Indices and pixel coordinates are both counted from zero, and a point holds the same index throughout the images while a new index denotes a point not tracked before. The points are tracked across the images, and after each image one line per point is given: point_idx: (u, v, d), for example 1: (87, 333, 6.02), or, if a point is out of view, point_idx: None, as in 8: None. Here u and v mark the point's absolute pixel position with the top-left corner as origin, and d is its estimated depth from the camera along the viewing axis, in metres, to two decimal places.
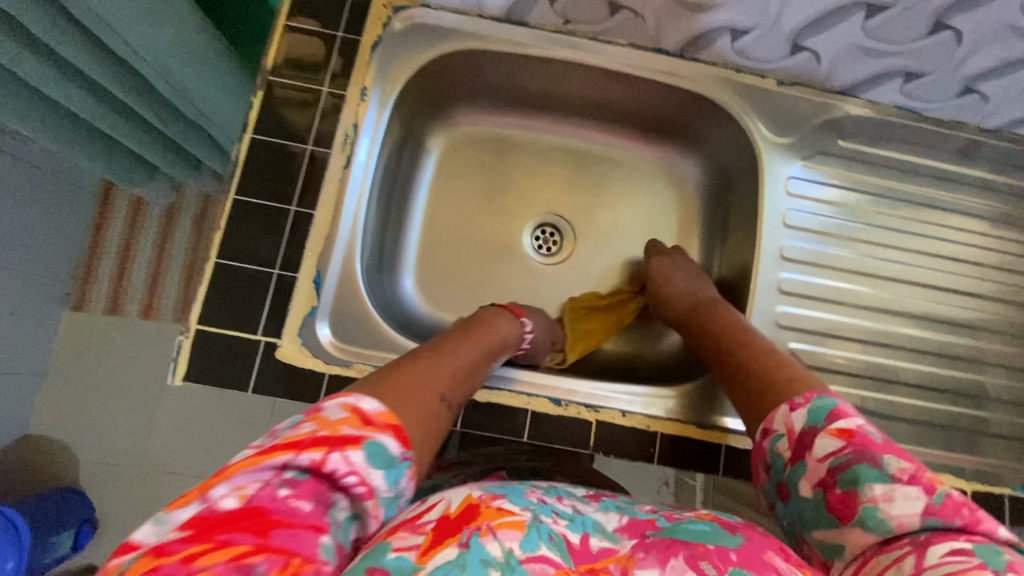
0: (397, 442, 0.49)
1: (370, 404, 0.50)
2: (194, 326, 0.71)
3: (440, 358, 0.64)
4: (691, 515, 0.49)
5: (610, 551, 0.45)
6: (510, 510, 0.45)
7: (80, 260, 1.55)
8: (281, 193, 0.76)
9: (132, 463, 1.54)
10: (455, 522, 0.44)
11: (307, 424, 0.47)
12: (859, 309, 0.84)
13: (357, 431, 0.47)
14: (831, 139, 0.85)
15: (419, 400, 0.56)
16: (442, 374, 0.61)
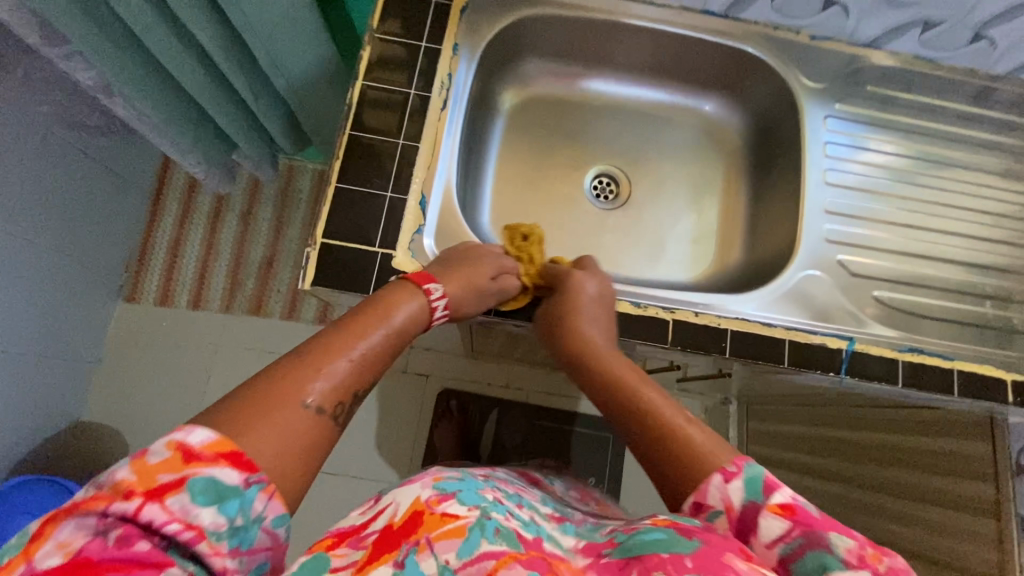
0: (236, 471, 0.47)
1: (197, 436, 0.47)
2: (320, 238, 0.73)
3: (319, 357, 0.57)
4: (649, 525, 0.55)
5: (561, 559, 0.52)
6: (455, 514, 0.52)
7: (134, 252, 1.65)
8: (389, 127, 0.79)
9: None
10: (397, 535, 0.51)
11: (125, 471, 0.45)
12: (898, 227, 0.87)
13: (176, 476, 0.45)
14: (859, 86, 0.90)
15: (271, 420, 0.51)
16: (318, 375, 0.56)
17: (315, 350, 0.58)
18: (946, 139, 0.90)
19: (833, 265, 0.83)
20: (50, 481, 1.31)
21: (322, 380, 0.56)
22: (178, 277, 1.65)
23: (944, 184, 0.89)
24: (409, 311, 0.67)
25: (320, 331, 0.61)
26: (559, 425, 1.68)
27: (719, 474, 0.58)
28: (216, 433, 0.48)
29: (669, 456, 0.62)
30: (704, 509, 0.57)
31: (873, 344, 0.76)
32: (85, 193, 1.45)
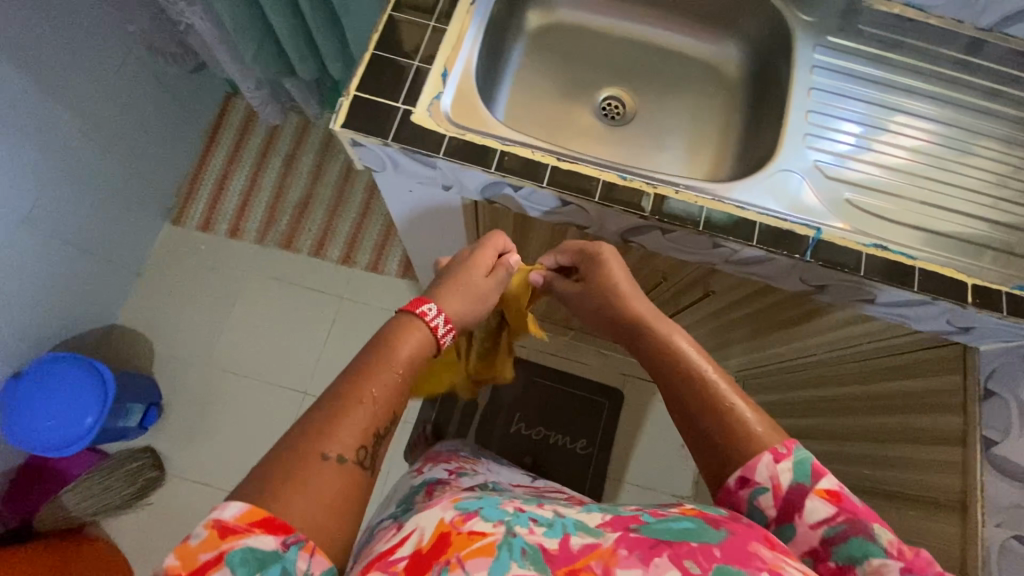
0: (272, 537, 0.47)
1: (230, 510, 0.48)
2: (354, 90, 0.74)
3: (337, 414, 0.57)
4: (676, 512, 0.54)
5: (592, 548, 0.49)
6: (481, 533, 0.50)
7: (186, 180, 1.81)
8: (422, 7, 0.79)
9: (201, 362, 1.69)
10: (427, 558, 0.49)
11: (173, 555, 0.47)
12: (891, 147, 0.82)
13: (215, 552, 0.46)
14: (851, 25, 0.88)
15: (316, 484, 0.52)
16: (333, 435, 0.55)
17: (338, 397, 0.59)
18: (936, 71, 0.88)
19: (823, 187, 0.79)
20: (80, 363, 1.42)
21: (354, 431, 0.56)
22: (222, 207, 1.80)
23: (942, 114, 0.85)
24: (419, 334, 0.69)
25: (340, 374, 0.61)
26: (557, 386, 1.72)
27: (769, 454, 0.58)
28: (248, 504, 0.48)
29: (698, 412, 0.64)
30: (751, 485, 0.58)
31: (843, 237, 0.74)
32: (146, 118, 1.59)
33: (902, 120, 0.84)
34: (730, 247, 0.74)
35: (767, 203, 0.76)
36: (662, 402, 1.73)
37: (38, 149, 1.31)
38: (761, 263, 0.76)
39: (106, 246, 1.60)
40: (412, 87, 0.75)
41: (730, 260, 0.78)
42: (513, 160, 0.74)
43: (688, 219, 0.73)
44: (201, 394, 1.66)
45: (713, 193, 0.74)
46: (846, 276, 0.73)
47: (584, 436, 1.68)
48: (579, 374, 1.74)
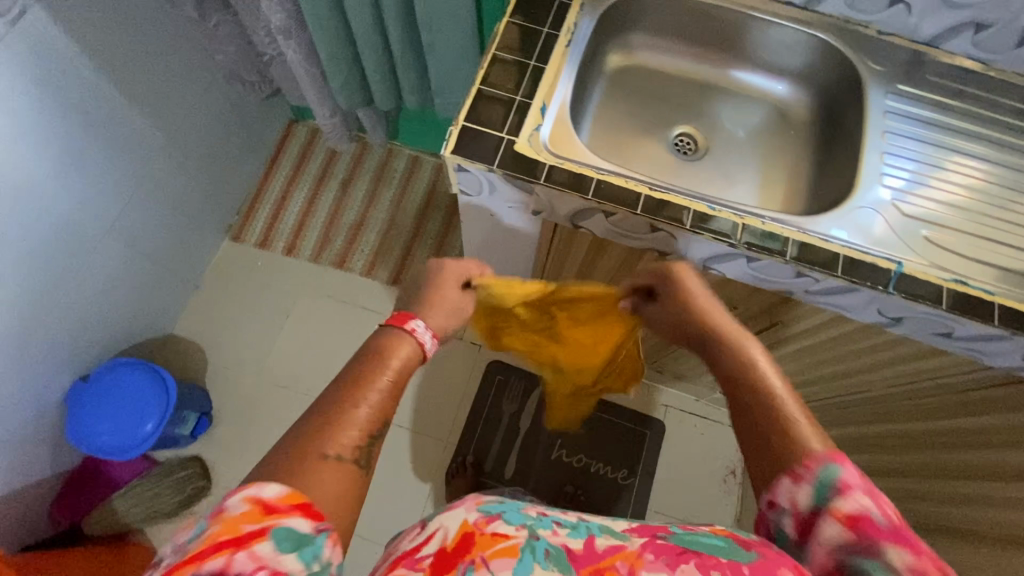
0: (307, 521, 0.53)
1: (271, 490, 0.53)
2: (463, 120, 0.81)
3: (338, 416, 0.63)
4: (706, 530, 0.58)
5: (618, 550, 0.56)
6: (505, 535, 0.57)
7: (248, 199, 1.89)
8: (524, 49, 0.87)
9: (251, 375, 1.72)
10: (452, 556, 0.56)
11: (214, 526, 0.51)
12: (961, 187, 0.87)
13: (259, 525, 0.51)
14: (917, 75, 0.93)
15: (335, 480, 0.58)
16: (334, 431, 0.61)
17: (338, 401, 0.65)
18: (1000, 115, 0.92)
19: (901, 222, 0.83)
20: (145, 368, 1.47)
21: (352, 432, 0.62)
22: (279, 225, 1.88)
23: (1006, 157, 0.90)
24: (409, 347, 0.75)
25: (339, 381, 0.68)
26: (600, 413, 1.73)
27: (788, 477, 0.59)
28: (289, 486, 0.54)
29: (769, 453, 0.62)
30: (851, 490, 0.55)
31: (922, 271, 0.78)
32: (218, 139, 1.69)
33: (968, 162, 0.89)
34: (813, 277, 0.78)
35: (848, 235, 0.80)
36: (702, 435, 1.73)
37: (124, 161, 1.40)
38: (840, 294, 0.80)
39: (171, 257, 1.67)
40: (515, 119, 0.82)
41: (812, 290, 0.82)
42: (608, 188, 0.80)
43: (775, 249, 0.77)
44: (249, 406, 1.69)
45: (797, 225, 0.79)
46: (927, 308, 0.76)
47: (626, 466, 1.68)
48: (621, 403, 1.75)
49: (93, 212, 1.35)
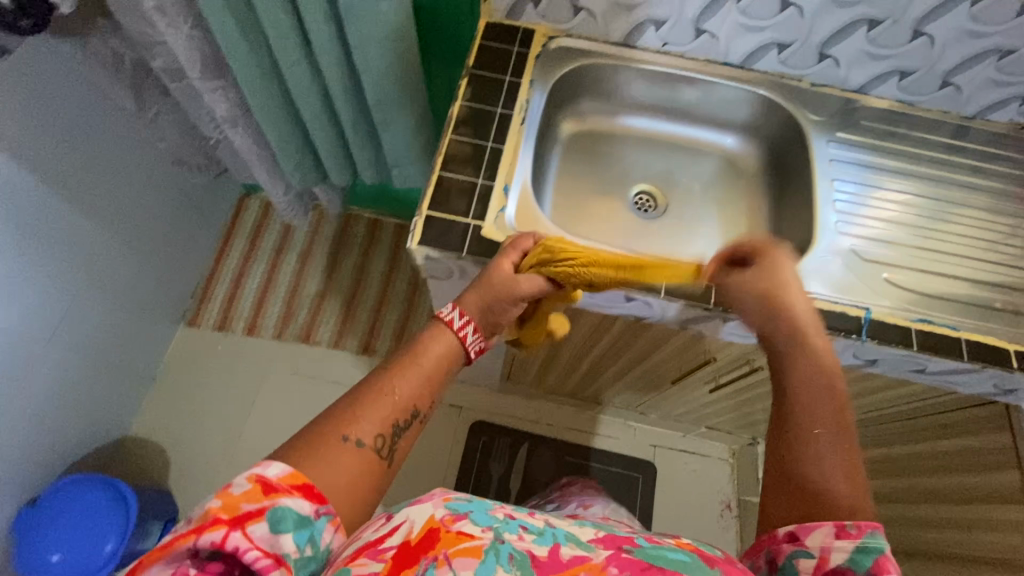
0: (309, 502, 0.53)
1: (273, 469, 0.53)
2: (426, 209, 0.80)
3: (362, 398, 0.62)
4: (671, 544, 0.55)
5: (581, 560, 0.50)
6: (471, 535, 0.51)
7: (202, 281, 1.81)
8: (479, 131, 0.87)
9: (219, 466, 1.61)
10: (416, 550, 0.50)
11: (212, 503, 0.51)
12: (910, 229, 0.90)
13: (259, 505, 0.50)
14: (854, 121, 0.98)
15: (345, 455, 0.57)
16: (358, 418, 0.60)
17: (368, 390, 0.63)
18: (931, 154, 0.98)
19: (863, 268, 0.85)
20: (100, 480, 1.36)
21: (370, 420, 0.61)
22: (238, 305, 1.80)
23: (944, 194, 0.94)
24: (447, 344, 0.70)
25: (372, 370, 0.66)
26: (590, 464, 1.70)
27: (832, 526, 0.54)
28: (292, 467, 0.54)
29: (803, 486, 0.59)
30: (799, 544, 0.55)
31: (889, 314, 0.79)
32: (167, 224, 1.62)
33: (912, 204, 0.93)
34: None
35: (817, 289, 0.82)
36: (693, 472, 1.72)
37: (65, 263, 1.31)
38: None
39: (121, 353, 1.57)
40: (480, 202, 0.81)
41: None
42: None
43: None
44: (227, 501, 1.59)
45: None
46: (900, 351, 0.77)
47: None
48: (609, 449, 1.73)
49: (33, 322, 1.26)
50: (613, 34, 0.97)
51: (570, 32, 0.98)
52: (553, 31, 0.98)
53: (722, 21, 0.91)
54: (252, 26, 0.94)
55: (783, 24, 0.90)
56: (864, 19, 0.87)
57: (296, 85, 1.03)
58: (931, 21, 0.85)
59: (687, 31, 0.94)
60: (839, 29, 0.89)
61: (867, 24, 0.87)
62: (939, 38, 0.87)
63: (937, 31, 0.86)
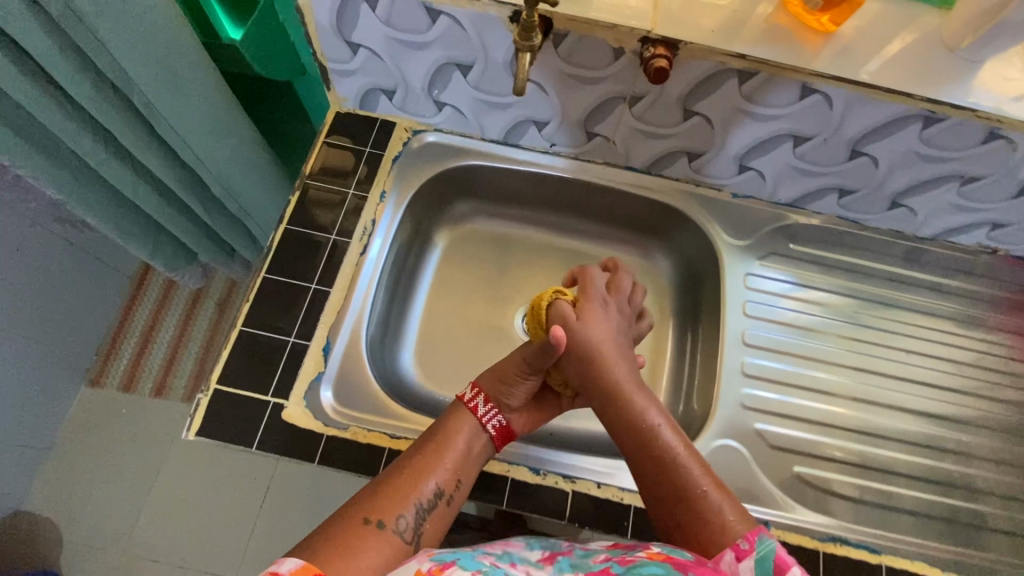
0: None
1: (286, 564, 0.43)
2: (214, 383, 0.64)
3: (387, 487, 0.53)
4: (643, 556, 0.47)
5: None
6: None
7: (107, 337, 1.66)
8: (303, 269, 0.71)
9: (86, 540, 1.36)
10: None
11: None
12: (838, 397, 0.75)
13: None
14: (783, 242, 0.81)
15: (359, 548, 0.47)
16: (386, 503, 0.52)
17: (398, 467, 0.55)
18: (876, 287, 0.81)
19: (765, 452, 0.70)
20: None
21: (408, 508, 0.52)
22: (147, 363, 1.64)
23: (888, 343, 0.78)
24: (470, 429, 0.60)
25: (397, 458, 0.57)
26: None
27: (731, 551, 0.50)
28: (307, 560, 0.44)
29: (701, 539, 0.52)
30: None
31: (792, 531, 0.63)
32: (54, 281, 1.45)
33: (847, 359, 0.77)
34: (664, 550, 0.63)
35: None
36: None
37: None
38: None
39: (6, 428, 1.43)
40: (287, 370, 0.65)
41: None
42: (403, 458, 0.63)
43: (614, 525, 0.62)
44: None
45: None
46: None
47: None
48: None
49: None
50: (490, 131, 0.79)
51: (438, 127, 0.81)
52: (417, 125, 0.81)
53: (617, 125, 0.73)
54: (30, 124, 0.74)
55: (691, 133, 0.72)
56: (789, 134, 0.68)
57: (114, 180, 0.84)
58: (872, 141, 0.66)
59: (576, 133, 0.76)
60: (758, 142, 0.70)
61: (793, 139, 0.69)
62: (885, 159, 0.68)
63: (882, 152, 0.67)
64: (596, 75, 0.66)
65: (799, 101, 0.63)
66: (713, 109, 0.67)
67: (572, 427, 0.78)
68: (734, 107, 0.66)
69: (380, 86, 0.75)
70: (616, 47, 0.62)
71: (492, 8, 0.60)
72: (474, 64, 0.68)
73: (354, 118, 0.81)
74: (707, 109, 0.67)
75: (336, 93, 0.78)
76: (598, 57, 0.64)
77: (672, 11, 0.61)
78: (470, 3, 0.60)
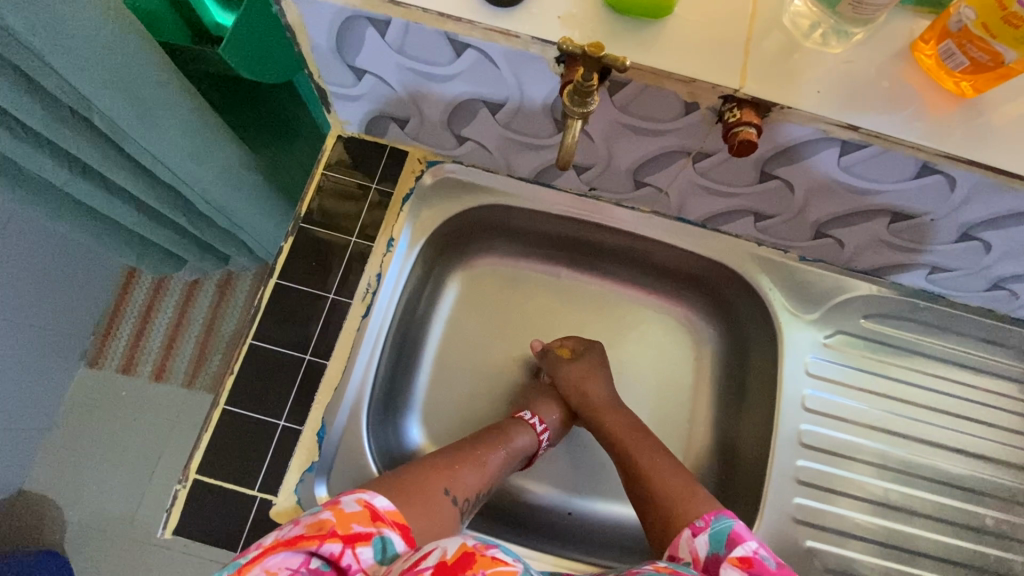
0: (402, 542, 0.45)
1: (380, 500, 0.47)
2: (194, 474, 0.56)
3: (457, 458, 0.58)
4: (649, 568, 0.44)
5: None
6: (504, 559, 0.37)
7: (102, 318, 1.40)
8: (297, 333, 0.62)
9: (79, 534, 1.31)
10: (451, 570, 0.36)
11: (320, 512, 0.43)
12: (889, 505, 0.66)
13: (368, 528, 0.43)
14: (851, 316, 0.70)
15: (433, 506, 0.52)
16: (460, 477, 0.56)
17: (460, 450, 0.60)
18: (947, 375, 0.71)
19: (803, 568, 0.63)
20: None
21: (471, 486, 0.57)
22: (145, 346, 1.39)
23: (953, 444, 0.69)
24: (526, 435, 0.66)
25: (466, 439, 0.62)
26: None
27: (687, 529, 0.53)
28: (396, 505, 0.48)
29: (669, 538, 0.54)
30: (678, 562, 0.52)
31: None
32: None
33: (905, 460, 0.68)
34: None
35: None
36: None
37: None
38: None
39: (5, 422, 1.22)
40: (275, 459, 0.57)
41: None
42: None
43: None
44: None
45: None
46: None
47: None
48: None
49: None
50: (519, 169, 0.67)
51: (458, 159, 0.68)
52: (434, 155, 0.68)
53: (675, 179, 0.61)
54: None
55: (765, 196, 0.59)
56: (887, 210, 0.56)
57: (86, 198, 0.73)
58: (991, 228, 0.54)
59: (621, 180, 0.64)
60: (844, 213, 0.58)
61: (890, 215, 0.56)
62: (1000, 247, 0.56)
63: (999, 239, 0.55)
64: (658, 128, 0.53)
65: (913, 179, 0.50)
66: (798, 175, 0.54)
67: (589, 508, 0.71)
68: (824, 177, 0.53)
69: (391, 113, 0.62)
70: (688, 101, 0.48)
71: (535, 46, 0.47)
72: (506, 102, 0.55)
73: (360, 144, 0.69)
74: (791, 174, 0.55)
75: (337, 116, 0.65)
76: (664, 110, 0.50)
77: (766, 58, 0.47)
78: (507, 39, 0.47)
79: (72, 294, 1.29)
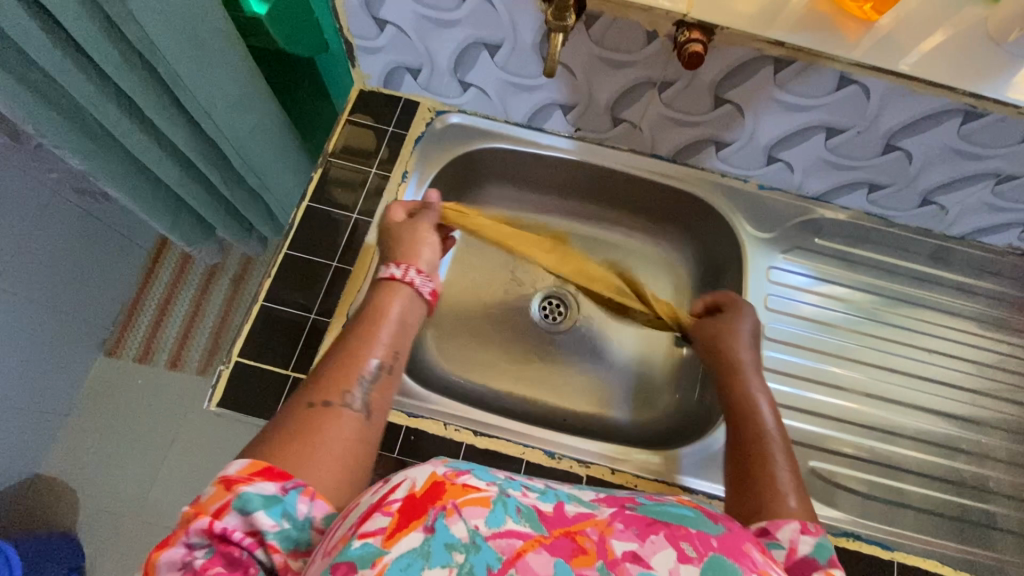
0: (271, 482, 0.40)
1: (234, 465, 0.41)
2: (236, 356, 0.65)
3: (329, 370, 0.49)
4: (673, 499, 0.42)
5: (586, 516, 0.37)
6: (476, 486, 0.38)
7: (121, 313, 1.39)
8: (325, 247, 0.72)
9: (90, 518, 1.25)
10: (421, 502, 0.37)
11: (185, 511, 0.40)
12: (853, 396, 0.75)
13: (222, 500, 0.39)
14: (808, 237, 0.80)
15: (313, 429, 0.45)
16: (326, 382, 0.48)
17: (330, 359, 0.50)
18: (897, 288, 0.80)
19: None
20: None
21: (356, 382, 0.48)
22: (162, 335, 1.37)
23: (906, 346, 0.78)
24: (405, 296, 0.56)
25: (336, 341, 0.52)
26: None
27: (795, 522, 0.45)
28: (252, 457, 0.42)
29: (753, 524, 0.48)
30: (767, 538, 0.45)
31: None
32: (91, 258, 1.27)
33: (861, 360, 0.77)
34: None
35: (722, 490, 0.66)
36: None
37: None
38: None
39: (13, 399, 1.18)
40: (306, 346, 0.66)
41: None
42: (420, 439, 0.64)
43: None
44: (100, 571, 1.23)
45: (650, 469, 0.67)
46: None
47: None
48: None
49: None
50: (514, 113, 0.79)
51: (461, 108, 0.80)
52: (441, 106, 0.81)
53: (646, 111, 0.72)
54: (58, 93, 0.74)
55: (723, 122, 0.71)
56: (821, 125, 0.67)
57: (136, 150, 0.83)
58: (908, 135, 0.65)
59: (602, 118, 0.75)
60: (788, 133, 0.69)
61: (825, 130, 0.67)
62: (919, 155, 0.67)
63: (916, 147, 0.66)
64: (629, 59, 0.65)
65: (835, 92, 0.62)
66: (745, 98, 0.66)
67: (584, 413, 0.79)
68: (765, 96, 0.65)
69: (406, 64, 0.74)
70: (649, 30, 0.60)
71: None
72: (503, 44, 0.67)
73: (377, 101, 0.81)
74: (739, 97, 0.66)
75: (361, 71, 0.78)
76: (631, 40, 0.62)
77: None
78: None
79: (100, 282, 1.32)
